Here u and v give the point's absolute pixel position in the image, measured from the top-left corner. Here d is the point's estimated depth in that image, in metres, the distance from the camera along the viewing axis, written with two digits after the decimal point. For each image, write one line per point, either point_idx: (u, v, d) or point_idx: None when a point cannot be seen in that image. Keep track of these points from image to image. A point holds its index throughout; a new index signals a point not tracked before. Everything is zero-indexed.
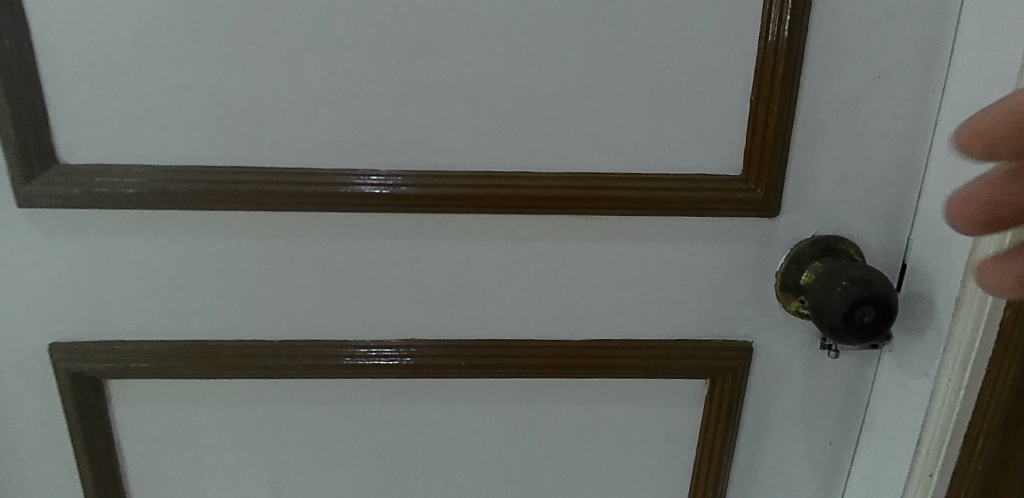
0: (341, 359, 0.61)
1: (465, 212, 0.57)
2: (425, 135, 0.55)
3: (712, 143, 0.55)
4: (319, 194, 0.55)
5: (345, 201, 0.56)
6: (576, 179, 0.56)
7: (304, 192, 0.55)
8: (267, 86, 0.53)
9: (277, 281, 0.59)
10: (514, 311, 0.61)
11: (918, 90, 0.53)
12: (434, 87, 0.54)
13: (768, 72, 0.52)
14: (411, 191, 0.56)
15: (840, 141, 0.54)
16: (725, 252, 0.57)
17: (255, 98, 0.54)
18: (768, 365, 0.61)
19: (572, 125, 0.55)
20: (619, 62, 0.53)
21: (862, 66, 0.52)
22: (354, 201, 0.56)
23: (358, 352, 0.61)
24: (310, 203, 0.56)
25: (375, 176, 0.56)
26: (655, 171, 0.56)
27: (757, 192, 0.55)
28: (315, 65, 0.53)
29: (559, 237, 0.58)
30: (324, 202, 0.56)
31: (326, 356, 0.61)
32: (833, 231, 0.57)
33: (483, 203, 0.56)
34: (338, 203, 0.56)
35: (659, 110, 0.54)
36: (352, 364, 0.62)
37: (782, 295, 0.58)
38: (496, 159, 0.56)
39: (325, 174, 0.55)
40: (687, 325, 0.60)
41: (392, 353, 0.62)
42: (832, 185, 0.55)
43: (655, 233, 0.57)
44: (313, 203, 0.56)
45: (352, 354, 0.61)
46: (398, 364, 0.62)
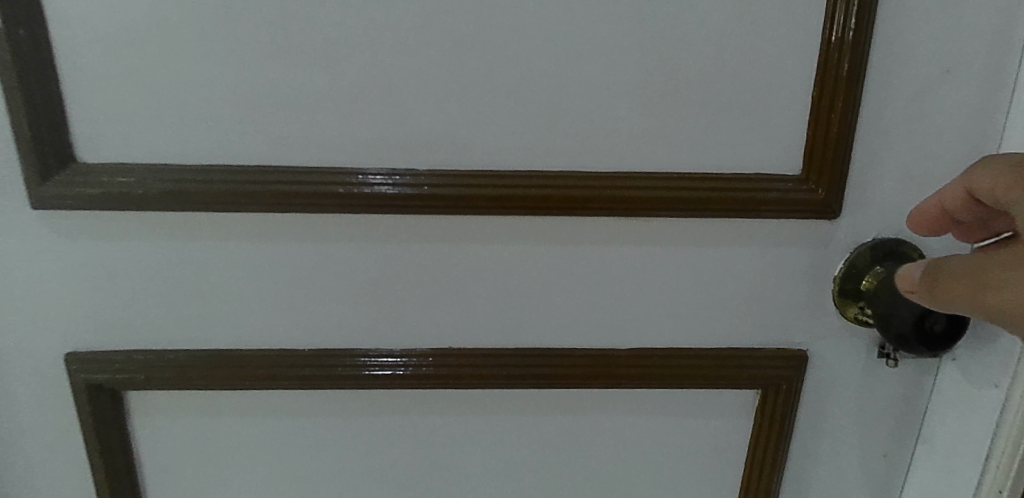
0: (349, 371, 0.58)
1: (479, 213, 0.54)
2: (466, 133, 0.52)
3: (769, 141, 0.52)
4: (321, 194, 0.52)
5: (370, 202, 0.53)
6: (624, 180, 0.53)
7: (337, 193, 0.52)
8: (299, 81, 0.50)
9: (306, 286, 0.56)
10: (555, 318, 0.58)
11: (988, 85, 0.50)
12: (476, 82, 0.51)
13: (832, 67, 0.49)
14: (422, 190, 0.52)
15: (905, 139, 0.51)
16: (782, 256, 0.55)
17: (286, 94, 0.50)
18: (822, 375, 0.58)
19: (621, 123, 0.52)
20: (672, 56, 0.50)
21: (931, 59, 0.49)
22: (375, 202, 0.53)
23: (359, 363, 0.58)
24: (316, 204, 0.53)
25: (406, 176, 0.52)
26: (709, 171, 0.53)
27: (818, 193, 0.52)
28: (351, 59, 0.50)
29: (604, 240, 0.55)
30: (357, 203, 0.53)
31: (331, 366, 0.58)
32: (895, 234, 0.54)
33: (508, 204, 0.53)
34: (364, 203, 0.53)
35: (715, 107, 0.51)
36: (359, 375, 0.58)
37: (840, 302, 0.55)
38: (539, 159, 0.53)
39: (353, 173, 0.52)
40: (739, 332, 0.57)
41: (392, 362, 0.58)
42: (895, 186, 0.52)
43: (707, 235, 0.54)
44: (316, 203, 0.53)
45: (383, 363, 0.58)
46: (401, 375, 0.58)
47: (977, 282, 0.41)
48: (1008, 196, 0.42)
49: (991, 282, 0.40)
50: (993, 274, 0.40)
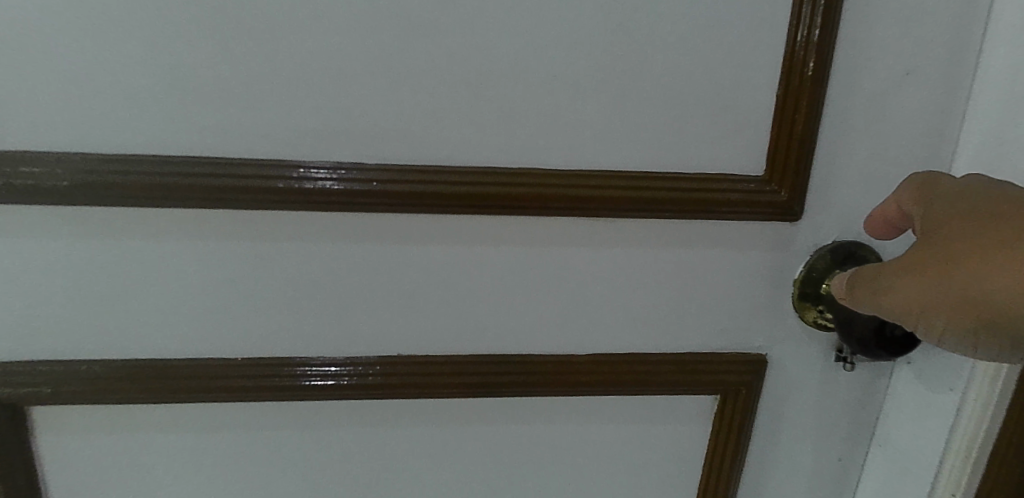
0: (287, 381, 0.54)
1: (424, 212, 0.50)
2: (418, 125, 0.49)
3: (733, 140, 0.51)
4: (257, 190, 0.48)
5: (313, 198, 0.48)
6: (588, 178, 0.50)
7: (279, 188, 0.48)
8: (233, 63, 0.46)
9: (241, 289, 0.51)
10: (510, 323, 0.55)
11: (946, 88, 0.50)
12: (430, 71, 0.47)
13: (797, 65, 0.48)
14: (368, 186, 0.49)
15: (867, 141, 0.51)
16: (744, 258, 0.53)
17: (219, 77, 0.46)
18: (780, 380, 0.57)
19: (583, 118, 0.49)
20: (637, 49, 0.48)
21: (893, 61, 0.49)
22: (319, 198, 0.48)
23: (297, 372, 0.54)
24: (262, 199, 0.48)
25: (351, 170, 0.49)
26: (673, 170, 0.51)
27: (781, 194, 0.51)
28: (292, 41, 0.46)
29: (563, 241, 0.52)
30: (300, 199, 0.48)
31: (265, 376, 0.53)
32: (854, 237, 0.53)
33: (460, 202, 0.50)
34: (311, 199, 0.48)
35: (679, 103, 0.49)
36: (301, 385, 0.54)
37: (800, 305, 0.54)
38: (496, 154, 0.50)
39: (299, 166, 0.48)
40: (700, 336, 0.55)
41: (333, 371, 0.54)
42: (854, 188, 0.52)
43: (668, 237, 0.53)
44: (250, 199, 0.48)
45: (327, 373, 0.54)
46: (341, 385, 0.54)
47: (868, 295, 0.44)
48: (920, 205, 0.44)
49: (878, 292, 0.43)
50: (877, 285, 0.43)
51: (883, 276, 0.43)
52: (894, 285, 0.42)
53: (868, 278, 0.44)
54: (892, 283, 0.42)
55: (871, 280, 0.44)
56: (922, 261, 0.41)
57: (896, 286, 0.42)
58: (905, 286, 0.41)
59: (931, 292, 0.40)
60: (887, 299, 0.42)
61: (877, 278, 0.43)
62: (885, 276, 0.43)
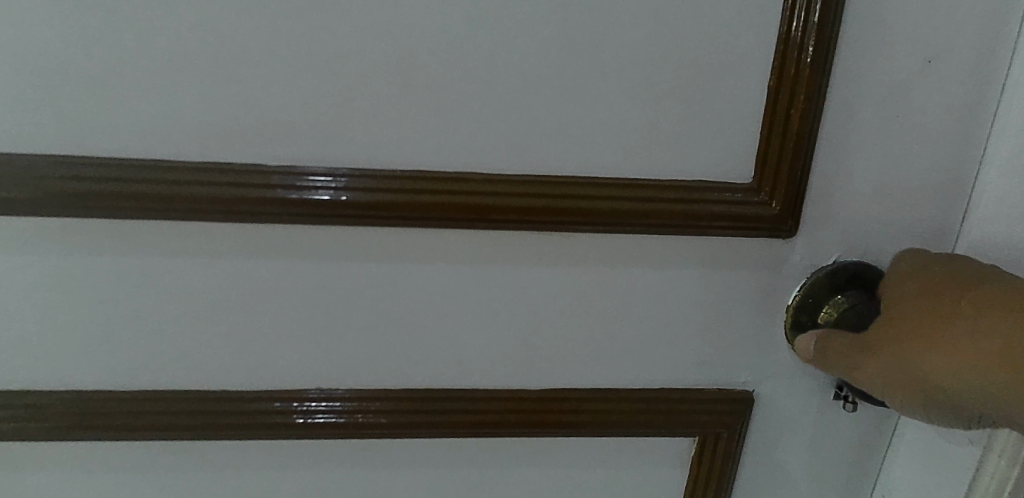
0: (271, 416, 0.45)
1: (347, 224, 0.41)
2: (329, 120, 0.39)
3: (717, 141, 0.42)
4: (244, 199, 0.39)
5: (253, 208, 0.40)
6: (574, 186, 0.41)
7: (246, 194, 0.39)
8: (94, 39, 0.36)
9: (123, 314, 0.42)
10: (453, 356, 0.46)
11: (975, 79, 0.41)
12: (342, 53, 0.38)
13: (794, 49, 0.39)
14: (374, 197, 0.40)
15: (877, 143, 0.42)
16: (728, 280, 0.45)
17: (77, 56, 0.36)
18: (770, 420, 0.49)
19: (532, 114, 0.40)
20: (598, 29, 0.39)
21: (911, 46, 0.40)
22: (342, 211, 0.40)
23: (290, 408, 0.45)
24: (243, 213, 0.40)
25: (357, 177, 0.40)
26: (642, 177, 0.42)
27: (772, 207, 0.42)
28: (162, 14, 0.36)
29: (513, 261, 0.44)
30: (292, 211, 0.40)
31: (242, 412, 0.45)
32: (860, 257, 0.44)
33: (414, 215, 0.41)
34: (253, 210, 0.40)
35: (651, 96, 0.40)
36: (291, 424, 0.45)
37: (794, 337, 0.46)
38: (430, 155, 0.41)
39: (255, 174, 0.39)
40: (676, 369, 0.47)
41: (332, 408, 0.46)
42: (861, 200, 0.43)
43: (640, 254, 0.44)
44: (217, 210, 0.39)
45: (322, 410, 0.45)
46: (341, 423, 0.46)
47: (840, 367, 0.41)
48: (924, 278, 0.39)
49: (842, 364, 0.41)
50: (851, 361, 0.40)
51: (846, 347, 0.40)
52: (861, 357, 0.39)
53: (830, 347, 0.41)
54: (858, 357, 0.40)
55: (840, 350, 0.41)
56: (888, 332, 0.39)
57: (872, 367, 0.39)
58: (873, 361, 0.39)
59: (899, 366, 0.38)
60: (853, 370, 0.40)
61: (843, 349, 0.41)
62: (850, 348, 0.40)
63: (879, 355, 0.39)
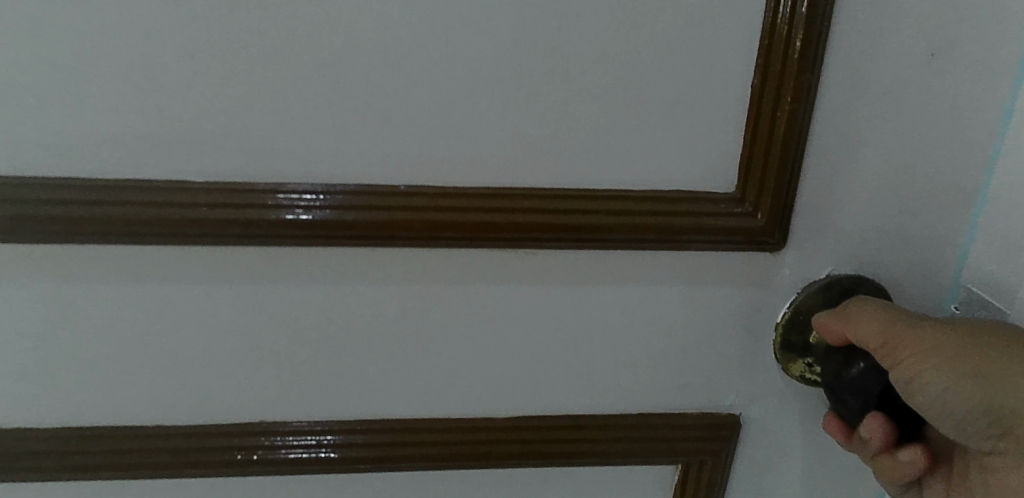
0: (235, 454, 0.41)
1: (287, 245, 0.37)
2: (260, 131, 0.35)
3: (697, 146, 0.37)
4: (184, 220, 0.35)
5: (172, 228, 0.35)
6: (533, 199, 0.37)
7: (179, 215, 0.35)
8: None
9: (41, 347, 0.38)
10: (412, 383, 0.42)
11: (985, 73, 0.36)
12: (272, 56, 0.34)
13: (780, 44, 0.35)
14: (339, 216, 0.36)
15: (874, 146, 0.38)
16: (711, 297, 0.41)
17: None
18: (759, 446, 0.45)
19: (489, 120, 0.36)
20: (561, 25, 0.35)
21: (911, 38, 0.35)
22: (280, 232, 0.36)
23: (275, 444, 0.42)
24: (188, 235, 0.36)
25: (348, 196, 0.36)
26: (613, 188, 0.38)
27: (758, 219, 0.38)
28: (64, 14, 0.32)
29: (472, 281, 0.40)
30: (240, 233, 0.36)
31: (213, 449, 0.41)
32: (855, 271, 0.40)
33: (360, 234, 0.37)
34: (174, 231, 0.36)
35: (622, 98, 0.36)
36: (267, 460, 0.42)
37: (784, 357, 0.42)
38: (377, 167, 0.37)
39: (177, 190, 0.35)
40: (656, 393, 0.43)
41: (313, 444, 0.42)
42: (856, 208, 0.39)
43: (615, 271, 0.40)
44: (156, 234, 0.36)
45: (305, 446, 0.42)
46: (329, 460, 0.42)
47: (870, 327, 0.36)
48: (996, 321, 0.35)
49: (869, 333, 0.36)
50: (890, 329, 0.36)
51: (880, 318, 0.36)
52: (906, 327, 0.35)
53: (859, 314, 0.37)
54: (892, 326, 0.36)
55: (875, 314, 0.37)
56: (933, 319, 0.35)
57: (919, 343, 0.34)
58: (912, 332, 0.35)
59: (941, 342, 0.34)
60: (880, 340, 0.36)
61: (877, 315, 0.36)
62: (882, 320, 0.36)
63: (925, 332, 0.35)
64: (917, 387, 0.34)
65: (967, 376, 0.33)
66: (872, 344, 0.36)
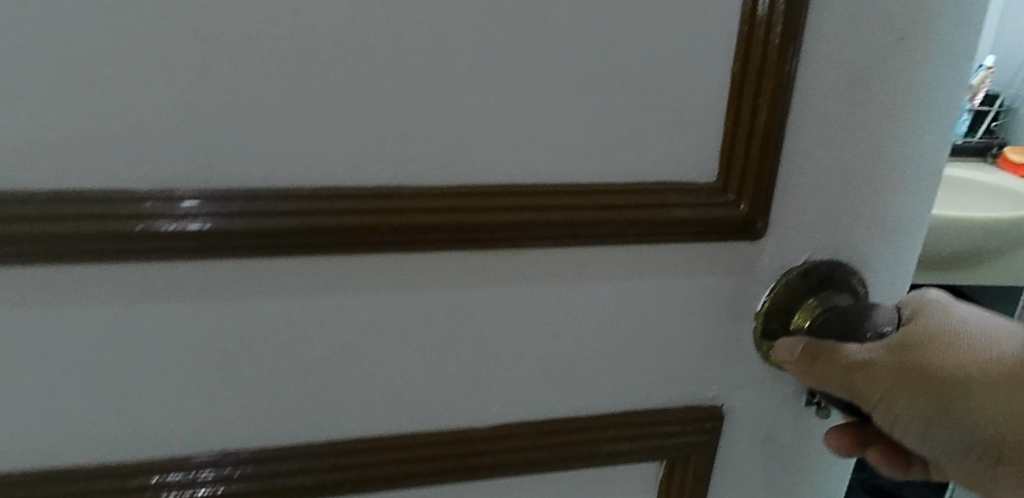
0: (195, 488, 0.37)
1: (246, 256, 0.34)
2: (213, 131, 0.32)
3: (678, 135, 0.37)
4: (122, 235, 0.31)
5: (116, 243, 0.32)
6: (513, 196, 0.36)
7: (116, 230, 0.31)
8: None
9: None
10: (388, 397, 0.39)
11: (949, 57, 0.37)
12: (227, 49, 0.31)
13: (759, 31, 0.34)
14: (302, 223, 0.33)
15: (848, 131, 0.38)
16: (692, 289, 0.40)
17: None
18: (742, 435, 0.45)
19: (467, 112, 0.34)
20: (541, 10, 0.33)
21: (882, 22, 0.36)
22: (236, 243, 0.33)
23: (238, 474, 0.38)
24: (128, 251, 0.32)
25: (312, 200, 0.33)
26: (596, 181, 0.37)
27: (740, 208, 0.38)
28: None
29: (449, 285, 0.37)
30: (188, 246, 0.32)
31: (169, 485, 0.37)
32: (831, 256, 0.41)
33: (326, 241, 0.34)
34: (119, 246, 0.32)
35: (602, 88, 0.35)
36: (231, 492, 0.38)
37: (765, 345, 0.42)
38: (347, 167, 0.34)
39: (118, 201, 0.31)
40: (641, 389, 0.42)
41: (282, 470, 0.39)
42: (832, 194, 0.39)
43: (596, 267, 0.39)
44: (92, 251, 0.31)
45: (274, 474, 0.38)
46: (300, 485, 0.39)
47: (821, 373, 0.37)
48: (946, 331, 0.34)
49: (868, 390, 0.35)
50: (840, 376, 0.36)
51: (879, 373, 0.35)
52: (853, 372, 0.35)
53: (812, 360, 0.37)
54: (842, 373, 0.36)
55: (828, 358, 0.37)
56: (939, 368, 0.33)
57: (867, 389, 0.35)
58: (859, 379, 0.35)
59: (948, 404, 0.33)
60: (880, 397, 0.35)
61: (829, 358, 0.36)
62: (883, 374, 0.34)
63: (870, 378, 0.35)
64: (920, 440, 0.34)
65: (976, 442, 0.33)
66: (872, 399, 0.35)
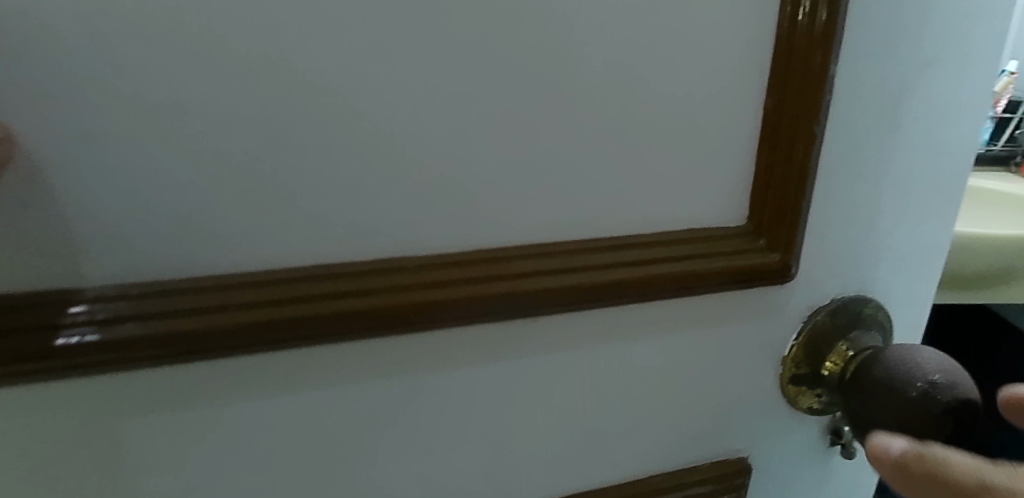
0: None
1: (218, 356, 0.27)
2: (177, 211, 0.26)
3: (708, 179, 0.33)
4: (49, 349, 0.25)
5: (51, 361, 0.25)
6: (532, 260, 0.31)
7: (42, 344, 0.24)
8: None
9: None
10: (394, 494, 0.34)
11: (970, 81, 0.36)
12: (192, 113, 0.24)
13: (797, 62, 0.31)
14: (287, 312, 0.27)
15: (876, 164, 0.35)
16: (720, 340, 0.37)
17: None
18: (766, 484, 0.42)
19: (480, 168, 0.29)
20: (566, 47, 0.28)
21: (914, 48, 0.33)
22: (199, 344, 0.27)
23: None
24: (59, 368, 0.25)
25: (298, 283, 0.28)
26: (622, 233, 0.33)
27: (773, 256, 0.35)
28: None
29: (462, 363, 0.32)
30: (134, 354, 0.26)
31: None
32: (855, 291, 0.39)
33: (319, 331, 0.28)
34: (49, 363, 0.25)
35: (629, 133, 0.31)
36: None
37: (793, 390, 0.39)
38: (343, 242, 0.28)
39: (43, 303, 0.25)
40: (666, 450, 0.39)
41: None
42: (859, 229, 0.37)
43: (620, 326, 0.35)
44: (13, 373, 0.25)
45: None
46: None
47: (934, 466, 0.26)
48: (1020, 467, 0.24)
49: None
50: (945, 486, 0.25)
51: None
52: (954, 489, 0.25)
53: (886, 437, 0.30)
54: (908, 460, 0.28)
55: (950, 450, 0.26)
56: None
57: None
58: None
59: None
60: None
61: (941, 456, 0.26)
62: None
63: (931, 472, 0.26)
64: None
65: None
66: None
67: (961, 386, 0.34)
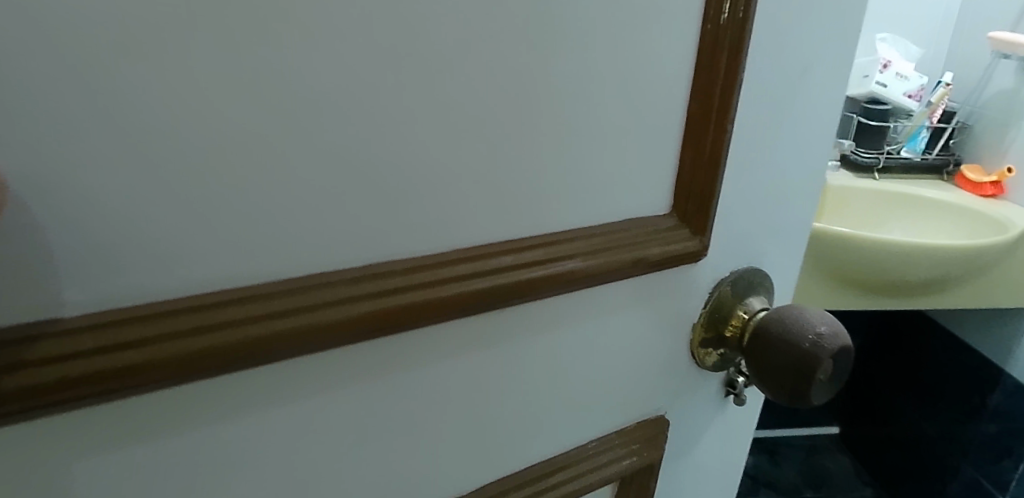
0: None
1: (199, 376, 0.27)
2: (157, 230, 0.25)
3: (641, 176, 0.37)
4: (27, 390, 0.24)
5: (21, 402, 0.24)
6: (491, 257, 0.33)
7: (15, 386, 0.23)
8: None
9: None
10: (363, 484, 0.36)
11: (831, 87, 0.43)
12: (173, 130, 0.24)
13: (712, 74, 0.36)
14: (269, 327, 0.28)
15: (762, 157, 0.42)
16: (646, 315, 0.42)
17: None
18: (677, 434, 0.49)
19: (450, 174, 0.31)
20: (530, 59, 0.31)
21: (791, 60, 0.40)
22: (180, 367, 0.26)
23: None
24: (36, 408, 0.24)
25: (278, 297, 0.28)
26: (571, 228, 0.36)
27: (689, 240, 0.40)
28: None
29: (427, 355, 0.35)
30: (114, 384, 0.25)
31: None
32: (748, 265, 0.45)
33: (299, 341, 0.29)
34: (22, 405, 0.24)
35: (581, 139, 0.34)
36: None
37: (700, 352, 0.46)
38: (323, 250, 0.29)
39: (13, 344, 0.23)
40: (600, 416, 0.44)
41: None
42: (748, 212, 0.43)
43: (565, 310, 0.38)
44: None
45: None
46: None
47: None
48: None
49: None
50: None
51: None
52: None
53: None
54: None
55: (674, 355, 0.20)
56: None
57: None
58: None
59: None
60: None
61: None
62: None
63: None
64: None
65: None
66: None
67: (839, 335, 0.41)
